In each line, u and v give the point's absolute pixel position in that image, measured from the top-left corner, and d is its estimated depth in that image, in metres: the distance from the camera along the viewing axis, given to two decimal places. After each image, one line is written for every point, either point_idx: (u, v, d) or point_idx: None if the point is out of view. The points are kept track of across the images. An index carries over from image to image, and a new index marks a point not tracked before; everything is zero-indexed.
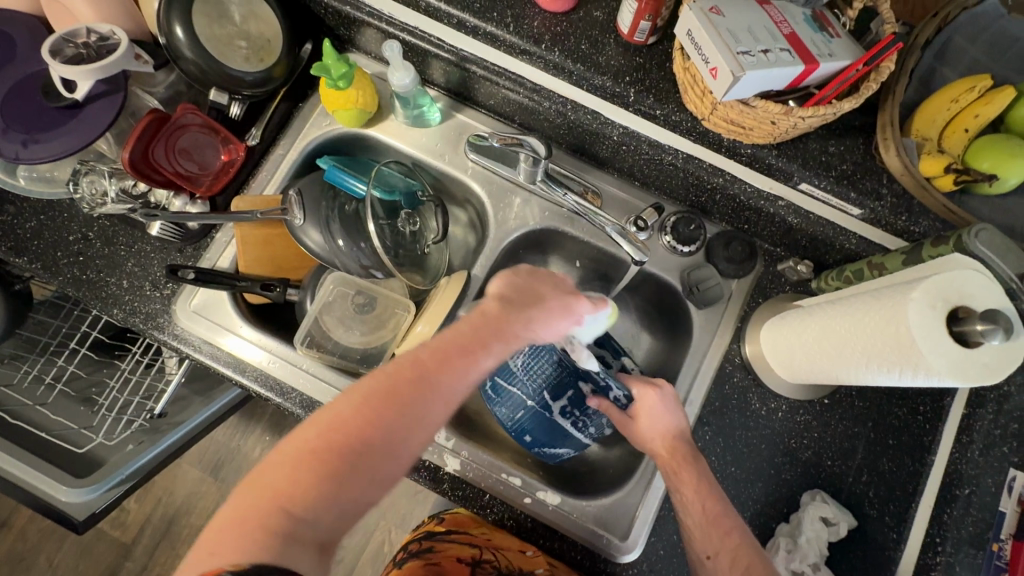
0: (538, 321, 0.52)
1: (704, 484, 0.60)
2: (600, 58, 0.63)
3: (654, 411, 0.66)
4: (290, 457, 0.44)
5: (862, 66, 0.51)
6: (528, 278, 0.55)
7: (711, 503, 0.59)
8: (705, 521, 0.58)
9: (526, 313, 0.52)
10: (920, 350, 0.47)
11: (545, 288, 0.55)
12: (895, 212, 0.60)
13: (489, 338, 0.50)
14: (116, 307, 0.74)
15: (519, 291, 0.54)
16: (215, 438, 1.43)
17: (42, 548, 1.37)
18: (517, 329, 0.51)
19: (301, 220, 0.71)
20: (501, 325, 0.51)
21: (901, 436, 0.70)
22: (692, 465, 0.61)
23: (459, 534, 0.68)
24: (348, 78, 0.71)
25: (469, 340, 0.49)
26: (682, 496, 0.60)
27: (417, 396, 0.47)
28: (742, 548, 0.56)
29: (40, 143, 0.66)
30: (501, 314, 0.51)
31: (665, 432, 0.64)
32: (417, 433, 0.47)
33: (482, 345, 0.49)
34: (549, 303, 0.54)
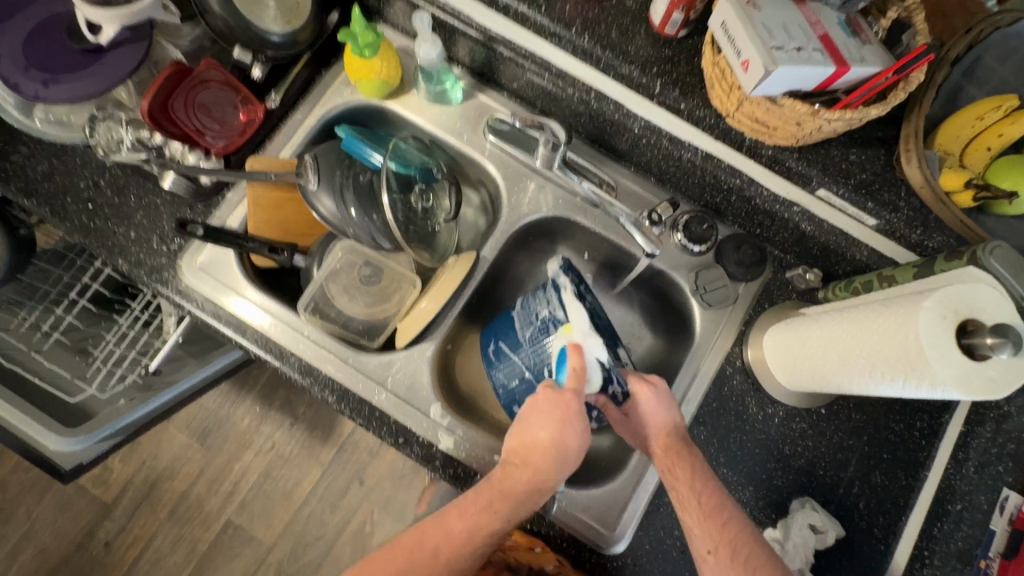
0: (565, 443, 0.59)
1: (700, 478, 0.60)
2: (629, 47, 0.63)
3: (648, 409, 0.65)
4: (394, 553, 0.58)
5: (892, 74, 0.51)
6: (565, 407, 0.60)
7: (708, 497, 0.59)
8: (702, 516, 0.58)
9: (555, 437, 0.59)
10: (927, 361, 0.47)
11: (554, 459, 0.58)
12: (910, 225, 0.60)
13: (534, 466, 0.59)
14: (121, 257, 0.74)
15: (523, 440, 0.60)
16: (206, 405, 1.42)
17: (23, 500, 1.37)
18: (556, 452, 0.59)
19: (315, 185, 0.71)
20: (539, 449, 0.59)
21: (896, 451, 0.70)
22: (687, 462, 0.61)
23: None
24: (373, 48, 0.72)
25: (519, 472, 0.59)
26: (678, 494, 0.60)
27: (413, 571, 0.57)
28: (740, 539, 0.56)
29: (61, 84, 0.66)
30: (506, 481, 0.59)
31: (660, 430, 0.64)
32: (468, 554, 0.58)
33: (529, 473, 0.59)
34: (580, 424, 0.60)
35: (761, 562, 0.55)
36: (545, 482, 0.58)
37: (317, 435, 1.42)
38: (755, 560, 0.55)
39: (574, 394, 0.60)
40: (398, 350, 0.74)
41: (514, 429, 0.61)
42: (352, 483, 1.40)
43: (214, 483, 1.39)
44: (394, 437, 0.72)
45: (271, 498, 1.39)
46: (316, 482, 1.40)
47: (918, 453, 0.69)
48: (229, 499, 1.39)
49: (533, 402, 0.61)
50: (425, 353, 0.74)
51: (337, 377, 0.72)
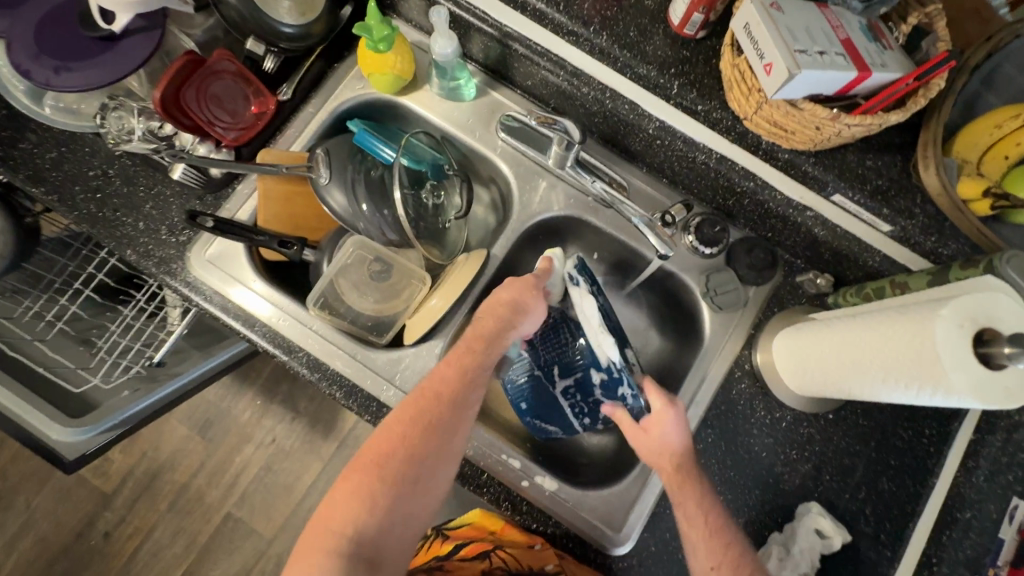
0: (527, 307, 0.65)
1: (707, 497, 0.60)
2: (647, 47, 0.63)
3: (666, 428, 0.63)
4: (390, 426, 0.60)
5: (913, 80, 0.51)
6: (523, 279, 0.66)
7: (714, 517, 0.59)
8: (710, 534, 0.58)
9: (517, 296, 0.65)
10: (943, 368, 0.47)
11: (519, 296, 0.65)
12: (925, 232, 0.60)
13: (499, 318, 0.64)
14: (130, 248, 0.73)
15: (489, 304, 0.65)
16: (207, 398, 1.42)
17: (22, 489, 1.36)
18: (519, 307, 0.65)
19: (326, 179, 0.71)
20: (505, 310, 0.64)
21: (904, 457, 0.70)
22: (696, 485, 0.60)
23: (464, 547, 0.74)
24: (389, 42, 0.71)
25: (486, 321, 0.64)
26: (685, 512, 0.59)
27: (423, 430, 0.59)
28: (743, 560, 0.57)
29: (73, 71, 0.65)
30: (481, 332, 0.63)
31: (675, 449, 0.62)
32: (470, 397, 0.61)
33: (495, 324, 0.63)
34: (539, 293, 0.66)
35: None
36: (510, 332, 0.64)
37: (317, 430, 1.42)
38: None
39: (536, 275, 0.67)
40: (406, 347, 0.74)
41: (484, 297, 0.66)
42: None
43: (215, 475, 1.39)
44: None
45: (271, 492, 1.39)
46: (316, 476, 1.40)
47: (926, 460, 0.69)
48: (229, 492, 1.39)
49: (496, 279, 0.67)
50: (433, 350, 0.74)
51: (345, 373, 0.72)
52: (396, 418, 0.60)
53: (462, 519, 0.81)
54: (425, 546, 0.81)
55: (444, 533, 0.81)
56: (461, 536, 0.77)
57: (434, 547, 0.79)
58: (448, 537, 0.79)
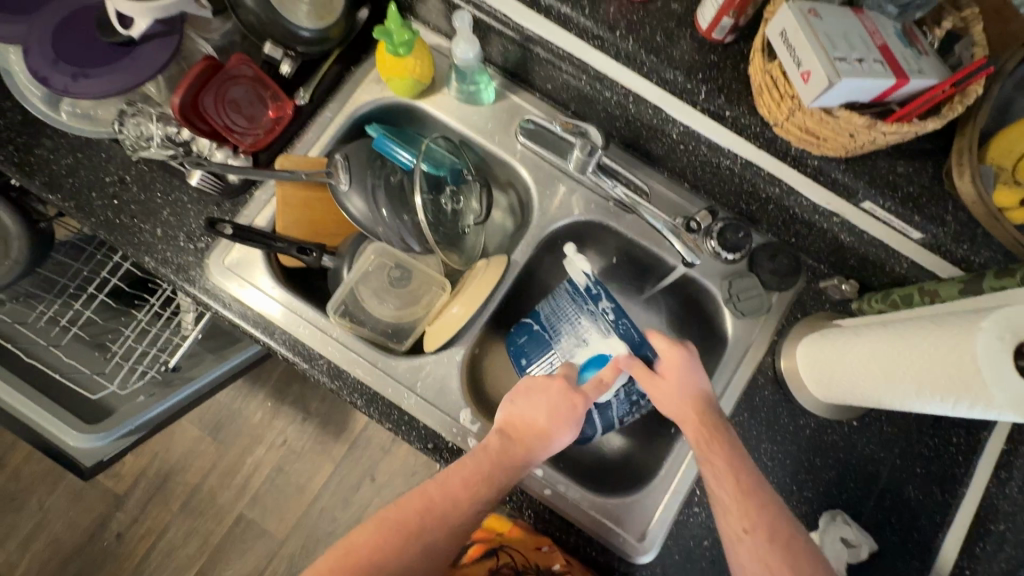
0: (557, 437, 0.62)
1: (736, 454, 0.59)
2: (674, 52, 0.62)
3: (682, 372, 0.64)
4: (372, 530, 0.57)
5: (951, 87, 0.50)
6: (570, 402, 0.63)
7: (743, 475, 0.58)
8: (740, 490, 0.57)
9: (551, 422, 0.62)
10: (983, 381, 0.46)
11: (552, 427, 0.61)
12: (957, 240, 0.59)
13: (526, 444, 0.61)
14: (147, 255, 0.72)
15: (520, 420, 0.62)
16: (218, 400, 1.41)
17: (34, 491, 1.36)
18: (547, 434, 0.61)
19: (347, 185, 0.70)
20: (533, 431, 0.62)
21: (930, 466, 0.69)
22: (721, 435, 0.60)
23: (468, 548, 0.72)
24: (409, 46, 0.70)
25: (513, 446, 0.61)
26: (711, 467, 0.59)
27: (413, 539, 0.57)
28: (777, 521, 0.56)
29: (92, 78, 0.64)
30: (500, 450, 0.61)
31: (693, 395, 0.63)
32: (468, 524, 0.59)
33: (522, 447, 0.61)
34: (574, 421, 0.62)
35: (796, 545, 0.55)
36: (531, 461, 0.61)
37: (328, 432, 1.42)
38: (792, 546, 0.55)
39: (586, 396, 0.63)
40: (427, 354, 0.73)
41: (507, 411, 0.63)
42: (364, 479, 1.40)
43: (226, 477, 1.39)
44: (424, 442, 0.71)
45: (282, 494, 1.39)
46: (328, 478, 1.40)
47: (953, 469, 0.68)
48: (240, 493, 1.39)
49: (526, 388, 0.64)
50: (454, 357, 0.73)
51: (365, 381, 0.72)
52: (394, 521, 0.57)
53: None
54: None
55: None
56: (466, 537, 0.76)
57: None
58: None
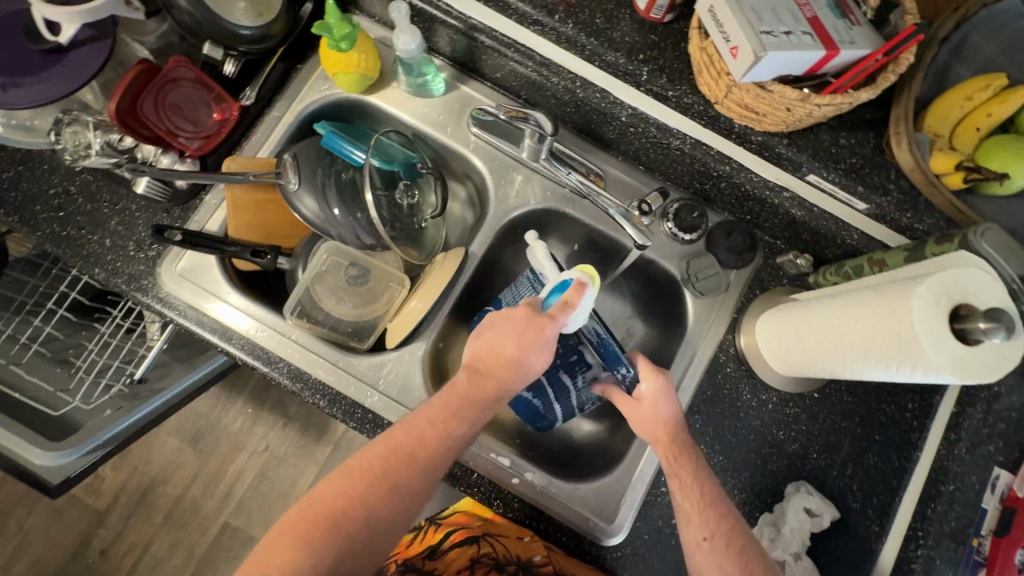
0: (530, 361, 0.58)
1: (703, 470, 0.59)
2: (614, 33, 0.61)
3: (659, 396, 0.62)
4: (344, 478, 0.56)
5: (881, 56, 0.50)
6: (518, 323, 0.58)
7: (708, 489, 0.58)
8: (702, 503, 0.57)
9: (521, 348, 0.58)
10: (920, 346, 0.47)
11: (513, 345, 0.58)
12: (900, 208, 0.60)
13: (487, 373, 0.58)
14: (97, 266, 0.71)
15: (484, 351, 0.59)
16: (196, 409, 1.40)
17: (13, 512, 1.34)
18: (516, 362, 0.58)
19: (295, 185, 0.69)
20: (505, 362, 0.58)
21: (889, 432, 0.70)
22: (690, 452, 0.60)
23: (456, 534, 0.74)
24: (350, 40, 0.69)
25: (483, 378, 0.58)
26: (679, 482, 0.59)
27: (390, 470, 0.56)
28: (736, 532, 0.56)
29: (22, 87, 0.63)
30: (469, 386, 0.59)
31: (666, 418, 0.61)
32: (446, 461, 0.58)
33: (491, 380, 0.58)
34: (545, 346, 0.58)
35: (755, 558, 0.55)
36: (505, 392, 0.59)
37: (310, 435, 1.41)
38: (751, 560, 0.55)
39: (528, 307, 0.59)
40: (389, 351, 0.73)
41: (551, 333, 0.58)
42: None
43: (209, 486, 1.38)
44: None
45: (267, 499, 1.38)
46: (313, 481, 1.39)
47: (911, 434, 0.69)
48: (224, 502, 1.38)
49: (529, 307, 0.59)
50: (417, 352, 0.73)
51: (327, 381, 0.71)
52: (359, 468, 0.56)
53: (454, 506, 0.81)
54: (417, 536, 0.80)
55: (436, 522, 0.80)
56: (455, 522, 0.77)
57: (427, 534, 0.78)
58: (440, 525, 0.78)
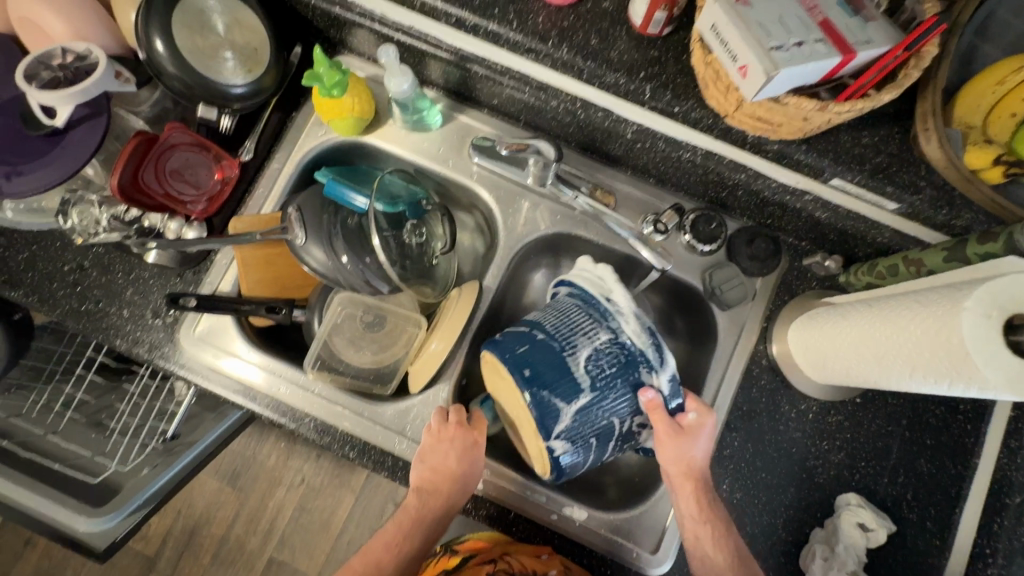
0: (468, 473, 0.64)
1: (726, 519, 0.62)
2: (612, 53, 0.59)
3: (701, 437, 0.63)
4: None
5: (903, 52, 0.45)
6: (457, 443, 0.64)
7: (733, 540, 0.61)
8: (732, 557, 0.60)
9: (460, 464, 0.64)
10: (973, 365, 0.44)
11: (455, 462, 0.64)
12: (935, 205, 0.56)
13: (445, 490, 0.64)
14: (118, 338, 0.72)
15: (432, 472, 0.64)
16: (231, 448, 1.42)
17: (68, 564, 1.38)
18: (458, 475, 0.64)
19: (302, 240, 0.68)
20: (449, 476, 0.64)
21: (940, 436, 0.67)
22: (716, 499, 0.63)
23: (472, 560, 0.68)
24: (342, 86, 0.67)
25: (433, 495, 0.64)
26: (710, 528, 0.61)
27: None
28: None
29: (23, 174, 0.63)
30: (421, 501, 0.65)
31: (702, 460, 0.63)
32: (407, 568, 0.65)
33: (442, 495, 0.64)
34: (478, 456, 0.65)
35: None
36: (451, 502, 0.65)
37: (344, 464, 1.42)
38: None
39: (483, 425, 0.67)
40: (413, 395, 0.72)
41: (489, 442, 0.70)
42: (387, 505, 1.40)
43: (252, 523, 1.40)
44: None
45: (309, 531, 1.40)
46: (351, 509, 1.40)
47: (965, 439, 0.65)
48: (268, 537, 1.40)
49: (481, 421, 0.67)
50: (440, 394, 0.72)
51: (354, 432, 0.71)
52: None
53: (471, 533, 0.76)
54: (432, 562, 0.73)
55: (451, 547, 0.73)
56: (471, 550, 0.71)
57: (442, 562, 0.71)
58: (454, 552, 0.72)
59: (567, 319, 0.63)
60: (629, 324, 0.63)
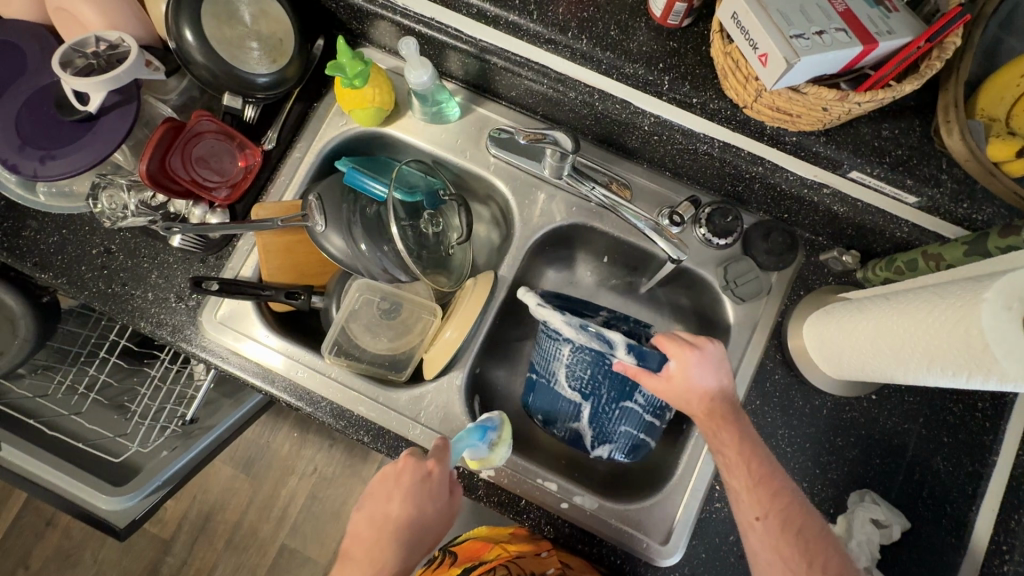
0: (415, 512, 0.60)
1: (749, 443, 0.56)
2: (631, 44, 0.59)
3: (692, 370, 0.60)
4: None
5: (925, 43, 0.45)
6: (404, 478, 0.61)
7: (757, 464, 0.55)
8: (752, 484, 0.55)
9: (404, 500, 0.61)
10: (993, 357, 0.44)
11: (399, 497, 0.61)
12: (955, 199, 0.56)
13: (388, 529, 0.61)
14: (143, 320, 0.73)
15: (377, 508, 0.62)
16: (246, 437, 1.44)
17: (87, 545, 1.41)
18: (401, 514, 0.60)
19: (322, 226, 0.69)
20: (392, 515, 0.61)
21: (957, 434, 0.67)
22: (733, 422, 0.58)
23: (472, 566, 0.70)
24: (364, 77, 0.68)
25: (376, 535, 0.61)
26: (723, 455, 0.57)
27: None
28: (791, 510, 0.53)
29: (57, 158, 0.65)
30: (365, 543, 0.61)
31: (703, 391, 0.59)
32: None
33: (384, 536, 0.60)
34: (428, 496, 0.61)
35: (814, 536, 0.53)
36: (394, 548, 0.60)
37: (356, 454, 1.44)
38: (808, 533, 0.53)
39: (441, 456, 0.63)
40: (427, 382, 0.73)
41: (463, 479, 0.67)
42: None
43: (265, 510, 1.42)
44: None
45: (321, 519, 1.42)
46: None
47: (983, 437, 0.65)
48: (280, 524, 1.42)
49: (439, 454, 0.63)
50: (454, 381, 0.73)
51: (369, 417, 0.72)
52: None
53: (466, 535, 0.79)
54: (432, 568, 0.76)
55: (452, 553, 0.76)
56: (470, 556, 0.73)
57: (445, 568, 0.74)
58: (456, 557, 0.75)
59: (541, 348, 0.71)
60: (568, 329, 0.66)
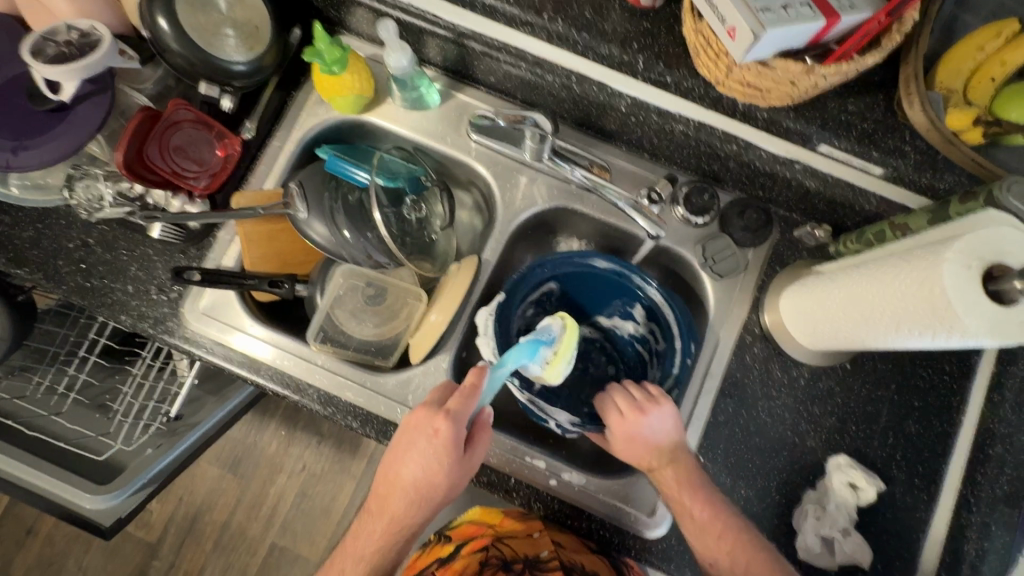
0: (421, 460, 0.60)
1: (697, 494, 0.62)
2: (606, 25, 0.61)
3: (632, 434, 0.64)
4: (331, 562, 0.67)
5: (885, 17, 0.47)
6: (414, 427, 0.60)
7: (704, 509, 0.62)
8: (703, 534, 0.62)
9: (411, 448, 0.60)
10: (954, 312, 0.46)
11: (408, 444, 0.60)
12: (919, 168, 0.58)
13: (400, 473, 0.61)
14: (123, 313, 0.73)
15: (391, 454, 0.62)
16: (232, 436, 1.43)
17: (71, 552, 1.39)
18: (409, 457, 0.60)
19: (305, 214, 0.69)
20: (402, 460, 0.61)
21: (927, 398, 0.70)
22: (682, 477, 0.63)
23: (465, 548, 0.73)
24: (342, 63, 0.69)
25: (393, 478, 0.62)
26: (677, 504, 0.63)
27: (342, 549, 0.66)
28: (740, 546, 0.60)
29: (29, 149, 0.64)
30: (385, 484, 0.63)
31: (650, 450, 0.64)
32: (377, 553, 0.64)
33: (398, 479, 0.61)
34: (432, 447, 0.59)
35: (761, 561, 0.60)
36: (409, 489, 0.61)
37: (344, 449, 1.44)
38: (753, 562, 0.60)
39: (451, 415, 0.59)
40: (414, 366, 0.73)
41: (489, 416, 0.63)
42: None
43: (253, 509, 1.41)
44: None
45: (311, 517, 1.41)
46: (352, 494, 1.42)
47: (951, 399, 0.69)
48: (270, 523, 1.41)
49: (449, 411, 0.59)
50: (441, 364, 0.73)
51: (357, 403, 0.72)
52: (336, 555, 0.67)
53: (461, 517, 0.80)
54: (426, 550, 0.77)
55: (443, 534, 0.78)
56: (463, 536, 0.76)
57: (434, 549, 0.76)
58: (448, 538, 0.76)
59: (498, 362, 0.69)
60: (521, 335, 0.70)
